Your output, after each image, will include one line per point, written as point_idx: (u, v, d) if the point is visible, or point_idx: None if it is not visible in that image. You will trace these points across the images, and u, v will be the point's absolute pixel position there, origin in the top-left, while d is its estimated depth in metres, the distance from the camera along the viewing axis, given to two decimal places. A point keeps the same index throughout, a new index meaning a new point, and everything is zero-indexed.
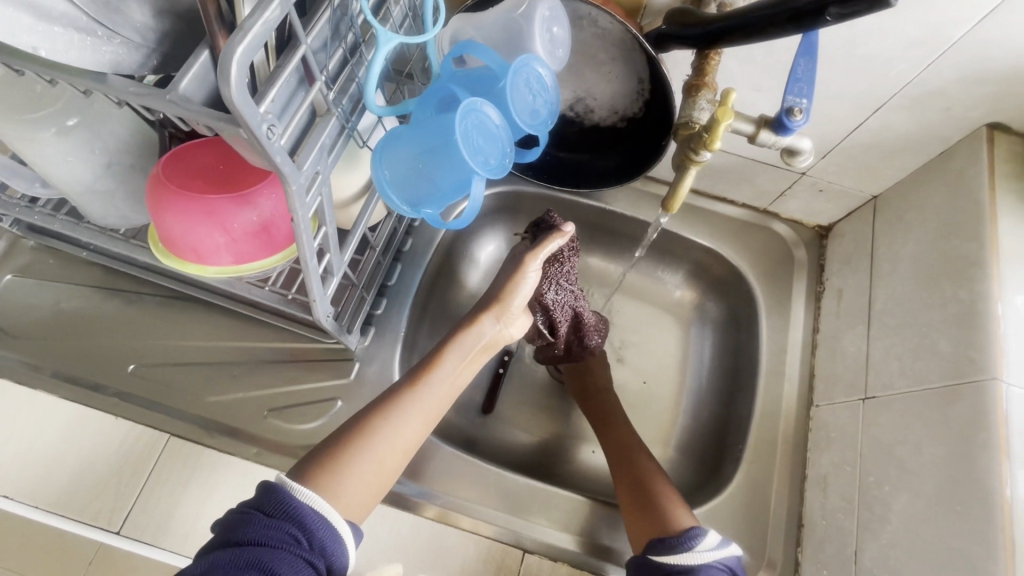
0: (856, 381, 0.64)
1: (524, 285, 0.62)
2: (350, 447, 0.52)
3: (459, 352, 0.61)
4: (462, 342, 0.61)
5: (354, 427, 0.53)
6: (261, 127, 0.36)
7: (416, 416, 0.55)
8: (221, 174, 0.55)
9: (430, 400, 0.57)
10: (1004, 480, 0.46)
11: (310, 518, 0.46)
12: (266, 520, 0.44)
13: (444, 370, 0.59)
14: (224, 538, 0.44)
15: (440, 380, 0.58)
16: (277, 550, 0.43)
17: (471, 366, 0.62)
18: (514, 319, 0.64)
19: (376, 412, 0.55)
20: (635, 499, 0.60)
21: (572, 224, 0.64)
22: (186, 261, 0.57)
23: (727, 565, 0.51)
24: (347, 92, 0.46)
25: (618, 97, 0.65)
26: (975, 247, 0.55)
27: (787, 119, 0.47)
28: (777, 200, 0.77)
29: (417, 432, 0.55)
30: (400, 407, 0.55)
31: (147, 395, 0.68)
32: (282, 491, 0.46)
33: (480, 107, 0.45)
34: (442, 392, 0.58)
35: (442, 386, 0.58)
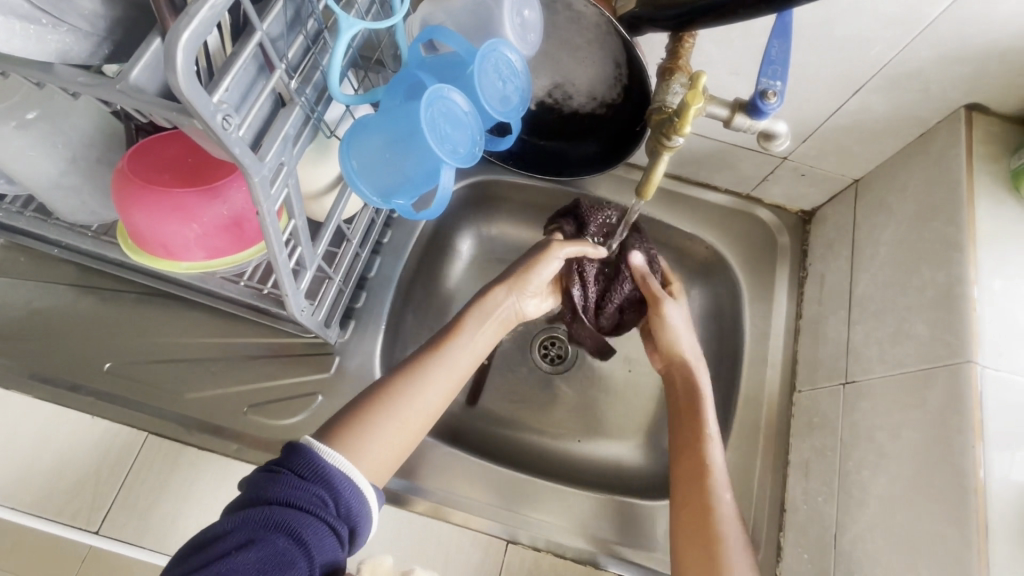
0: (837, 366, 0.64)
1: (547, 266, 0.66)
2: (375, 412, 0.54)
3: (478, 325, 0.63)
4: (481, 314, 0.64)
5: (378, 392, 0.56)
6: (215, 117, 0.34)
7: (439, 381, 0.58)
8: (189, 168, 0.54)
9: (453, 368, 0.60)
10: (979, 462, 0.46)
11: (337, 481, 0.47)
12: (297, 481, 0.45)
13: (464, 339, 0.62)
14: (250, 497, 0.44)
15: (462, 347, 0.61)
16: (304, 513, 0.44)
17: (491, 336, 0.64)
18: (531, 296, 0.67)
19: (400, 376, 0.57)
20: (685, 509, 0.58)
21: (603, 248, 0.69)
22: (157, 257, 0.56)
23: None
24: (310, 80, 0.45)
25: (596, 83, 0.64)
26: (952, 229, 0.54)
27: (760, 103, 0.46)
28: (759, 185, 0.76)
29: (441, 399, 0.58)
30: (423, 373, 0.58)
31: (125, 393, 0.67)
32: (309, 453, 0.47)
33: (447, 94, 0.44)
34: (464, 360, 0.61)
35: (465, 353, 0.61)
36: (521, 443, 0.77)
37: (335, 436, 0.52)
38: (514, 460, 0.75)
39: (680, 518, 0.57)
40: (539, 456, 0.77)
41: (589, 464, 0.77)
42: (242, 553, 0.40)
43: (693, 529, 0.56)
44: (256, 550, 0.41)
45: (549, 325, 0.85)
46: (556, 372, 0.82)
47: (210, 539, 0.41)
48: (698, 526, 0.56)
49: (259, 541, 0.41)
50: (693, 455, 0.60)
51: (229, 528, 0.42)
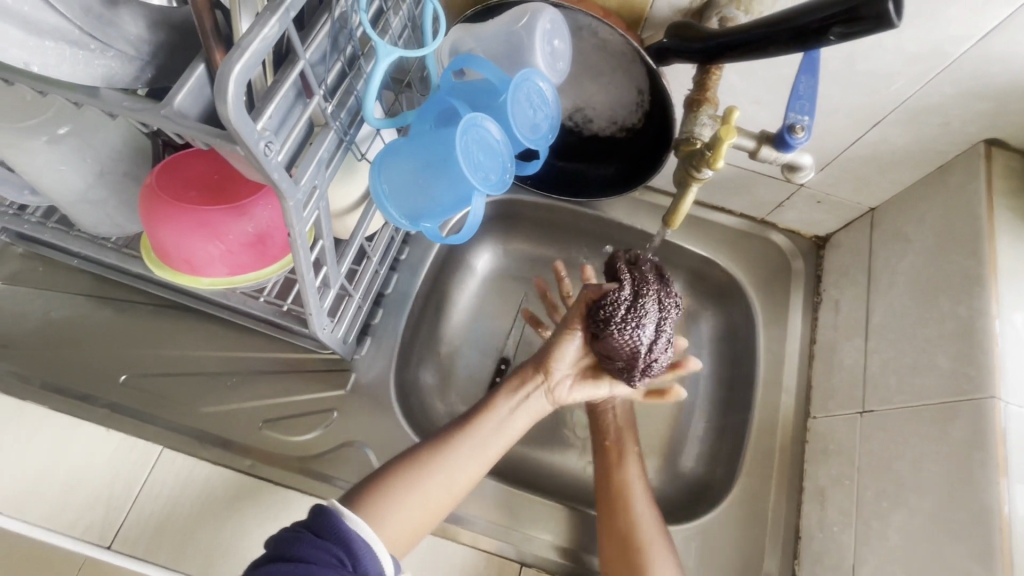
0: (853, 394, 0.64)
1: (567, 350, 0.66)
2: (406, 486, 0.55)
3: (507, 401, 0.64)
4: (511, 391, 0.65)
5: (407, 463, 0.57)
6: (258, 144, 0.35)
7: (468, 459, 0.59)
8: (216, 185, 0.54)
9: (480, 447, 0.60)
10: (1002, 497, 0.46)
11: (356, 544, 0.48)
12: (316, 540, 0.46)
13: (496, 419, 0.63)
14: (274, 553, 0.46)
15: (494, 426, 0.62)
16: (325, 569, 0.45)
17: (523, 414, 0.64)
18: (561, 384, 0.66)
19: (429, 450, 0.59)
20: (607, 521, 0.62)
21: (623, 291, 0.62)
22: (180, 273, 0.56)
23: None
24: (345, 105, 0.45)
25: (617, 108, 0.65)
26: (973, 263, 0.55)
27: (788, 136, 0.46)
28: (774, 210, 0.77)
29: (470, 474, 0.59)
30: (452, 447, 0.59)
31: (140, 406, 0.67)
32: (332, 515, 0.49)
33: (481, 123, 0.44)
34: (493, 440, 0.61)
35: (497, 434, 0.62)
36: (535, 462, 0.77)
37: (365, 509, 0.53)
38: (528, 480, 0.75)
39: (615, 534, 0.61)
40: (551, 477, 0.76)
41: None
42: None
43: (619, 545, 0.60)
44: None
45: None
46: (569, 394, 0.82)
47: None
48: (620, 535, 0.60)
49: None
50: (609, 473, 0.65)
51: None
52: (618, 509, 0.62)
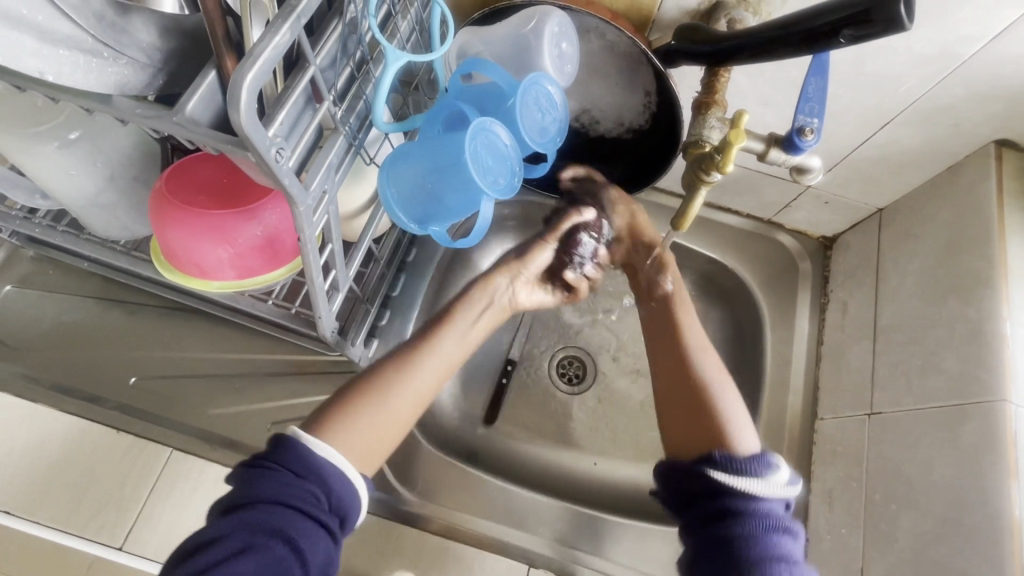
0: (861, 396, 0.64)
1: (540, 255, 0.69)
2: (364, 398, 0.50)
3: (467, 315, 0.61)
4: (469, 306, 0.62)
5: (367, 376, 0.52)
6: (269, 151, 0.35)
7: (430, 365, 0.55)
8: (224, 188, 0.55)
9: (441, 357, 0.56)
10: (1014, 501, 0.46)
11: (330, 475, 0.43)
12: (286, 481, 0.41)
13: (458, 329, 0.59)
14: (241, 494, 0.41)
15: (456, 336, 0.59)
16: (297, 514, 0.41)
17: (484, 321, 0.62)
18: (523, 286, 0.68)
19: (389, 360, 0.54)
20: (664, 381, 0.58)
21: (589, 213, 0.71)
22: (189, 276, 0.57)
23: (787, 498, 0.47)
24: (354, 110, 0.46)
25: (625, 108, 0.64)
26: (983, 265, 0.55)
27: (797, 139, 0.46)
28: (781, 211, 0.77)
29: (434, 381, 0.55)
30: (413, 354, 0.55)
31: (150, 408, 0.67)
32: (300, 446, 0.43)
33: (490, 127, 0.44)
34: (453, 347, 0.58)
35: (458, 343, 0.58)
36: (541, 464, 0.77)
37: (326, 421, 0.48)
38: (534, 482, 0.75)
39: (675, 428, 0.54)
40: (557, 477, 0.77)
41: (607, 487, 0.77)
42: (238, 561, 0.38)
43: (696, 434, 0.52)
44: (254, 557, 0.39)
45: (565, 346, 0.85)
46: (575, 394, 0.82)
47: (203, 545, 0.39)
48: (697, 418, 0.53)
49: (255, 548, 0.39)
50: (681, 356, 0.58)
51: (223, 533, 0.40)
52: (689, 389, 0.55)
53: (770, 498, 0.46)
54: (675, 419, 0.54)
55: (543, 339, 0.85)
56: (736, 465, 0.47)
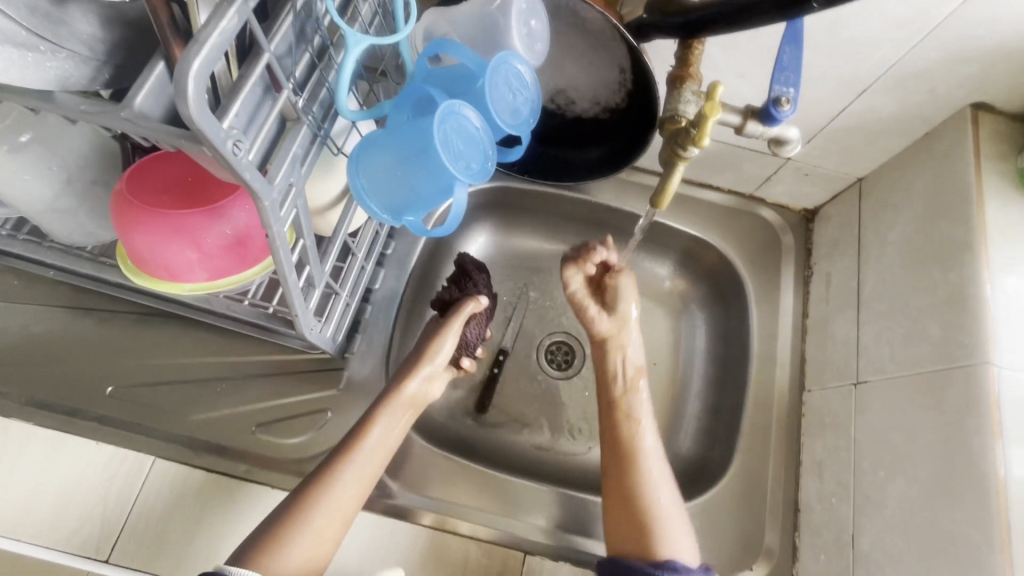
0: (847, 366, 0.64)
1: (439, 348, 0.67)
2: (288, 521, 0.55)
3: (389, 420, 0.62)
4: (391, 409, 0.62)
5: (295, 499, 0.56)
6: (226, 144, 0.33)
7: (350, 483, 0.57)
8: (189, 187, 0.53)
9: (361, 468, 0.59)
10: (999, 460, 0.46)
11: None
12: None
13: (374, 434, 0.61)
14: None
15: (372, 446, 0.60)
16: None
17: (399, 419, 0.63)
18: (435, 377, 0.67)
19: (311, 484, 0.57)
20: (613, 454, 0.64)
21: (487, 296, 0.71)
22: (158, 280, 0.55)
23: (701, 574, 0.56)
24: (317, 98, 0.44)
25: (600, 88, 0.64)
26: (962, 230, 0.54)
27: (773, 110, 0.45)
28: (762, 185, 0.77)
29: (356, 495, 0.58)
30: (334, 476, 0.57)
31: (130, 417, 0.65)
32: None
33: (459, 110, 0.42)
34: (373, 460, 0.60)
35: (375, 451, 0.60)
36: (534, 450, 0.77)
37: (256, 553, 0.52)
38: (528, 469, 0.75)
39: (619, 524, 0.60)
40: (549, 463, 0.76)
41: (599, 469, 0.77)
42: None
43: (630, 540, 0.58)
44: None
45: (555, 331, 0.84)
46: (564, 379, 0.82)
47: None
48: (633, 528, 0.59)
49: None
50: (627, 463, 0.62)
51: None
52: (630, 499, 0.60)
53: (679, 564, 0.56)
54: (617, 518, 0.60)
55: (530, 325, 0.84)
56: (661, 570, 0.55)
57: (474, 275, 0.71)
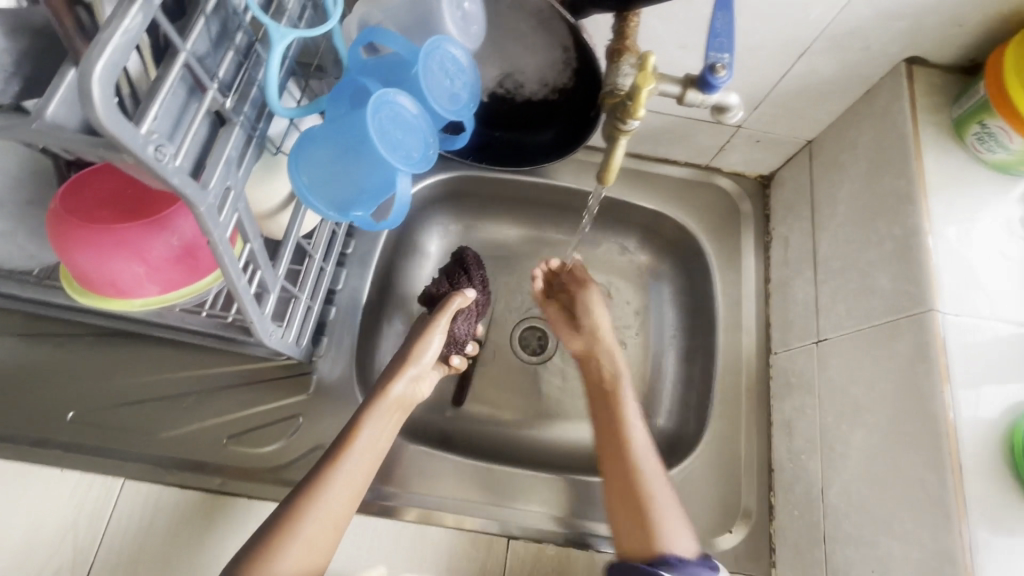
0: (808, 325, 0.66)
1: (427, 346, 0.65)
2: (278, 534, 0.52)
3: (378, 423, 0.60)
4: (378, 412, 0.60)
5: (286, 512, 0.54)
6: (147, 149, 0.32)
7: (342, 490, 0.55)
8: (129, 200, 0.51)
9: (351, 475, 0.57)
10: (947, 404, 0.46)
11: None
12: None
13: (364, 438, 0.59)
14: None
15: (362, 450, 0.58)
16: None
17: (391, 421, 0.61)
18: (423, 376, 0.65)
19: (302, 495, 0.54)
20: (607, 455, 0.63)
21: (473, 288, 0.69)
22: (106, 298, 0.53)
23: (708, 563, 0.54)
24: (249, 97, 0.43)
25: (546, 69, 0.63)
26: (903, 182, 0.55)
27: (710, 77, 0.45)
28: (717, 155, 0.78)
29: (349, 501, 0.56)
30: (325, 485, 0.55)
31: (96, 441, 0.64)
32: None
33: (394, 98, 0.41)
34: (364, 464, 0.58)
35: (365, 455, 0.58)
36: (514, 435, 0.77)
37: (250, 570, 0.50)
38: (509, 455, 0.75)
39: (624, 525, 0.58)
40: (530, 447, 0.77)
41: (580, 448, 0.77)
42: None
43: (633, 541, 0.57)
44: None
45: (528, 316, 0.84)
46: (539, 362, 0.82)
47: None
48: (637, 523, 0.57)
49: None
50: (625, 465, 0.61)
51: None
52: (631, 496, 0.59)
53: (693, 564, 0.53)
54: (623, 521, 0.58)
55: (502, 313, 0.84)
56: (677, 562, 0.53)
57: (470, 272, 0.71)
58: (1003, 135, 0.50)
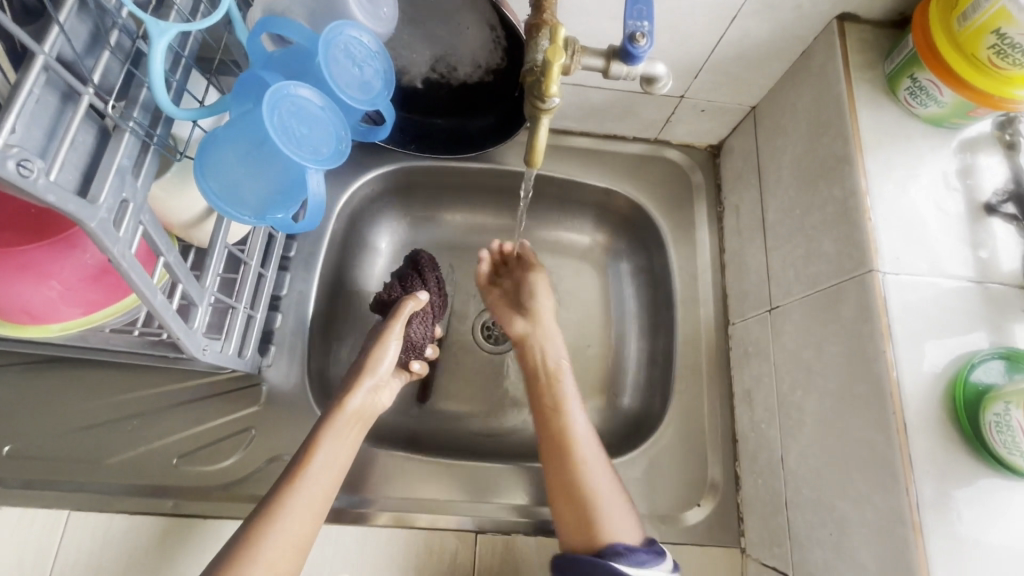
0: (762, 294, 0.65)
1: (383, 352, 0.64)
2: (233, 561, 0.49)
3: (336, 440, 0.58)
4: (336, 426, 0.58)
5: (240, 539, 0.50)
6: (5, 165, 0.29)
7: (301, 511, 0.53)
8: (34, 220, 0.46)
9: (310, 496, 0.54)
10: (891, 364, 0.46)
11: None
12: None
13: (322, 455, 0.56)
14: None
15: (321, 467, 0.56)
16: None
17: (351, 435, 0.59)
18: (383, 385, 0.63)
19: (256, 520, 0.52)
20: (546, 453, 0.61)
21: (427, 290, 0.67)
22: (21, 325, 0.50)
23: (658, 550, 0.54)
24: (139, 101, 0.39)
25: (478, 50, 0.61)
26: (841, 143, 0.54)
27: (630, 47, 0.43)
28: (665, 127, 0.76)
29: (309, 522, 0.53)
30: (281, 508, 0.52)
31: (36, 474, 0.61)
32: None
33: (293, 91, 0.39)
34: (324, 482, 0.55)
35: (325, 472, 0.55)
36: (481, 428, 0.76)
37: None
38: (476, 448, 0.74)
39: (569, 522, 0.56)
40: (496, 437, 0.76)
41: None
42: None
43: (579, 528, 0.55)
44: None
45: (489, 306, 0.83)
46: (501, 352, 0.80)
47: None
48: (579, 519, 0.56)
49: None
50: (563, 455, 0.59)
51: None
52: (572, 486, 0.57)
53: (648, 560, 0.52)
54: (564, 511, 0.57)
55: (461, 304, 0.82)
56: (634, 557, 0.52)
57: (423, 274, 0.71)
58: (932, 88, 0.49)
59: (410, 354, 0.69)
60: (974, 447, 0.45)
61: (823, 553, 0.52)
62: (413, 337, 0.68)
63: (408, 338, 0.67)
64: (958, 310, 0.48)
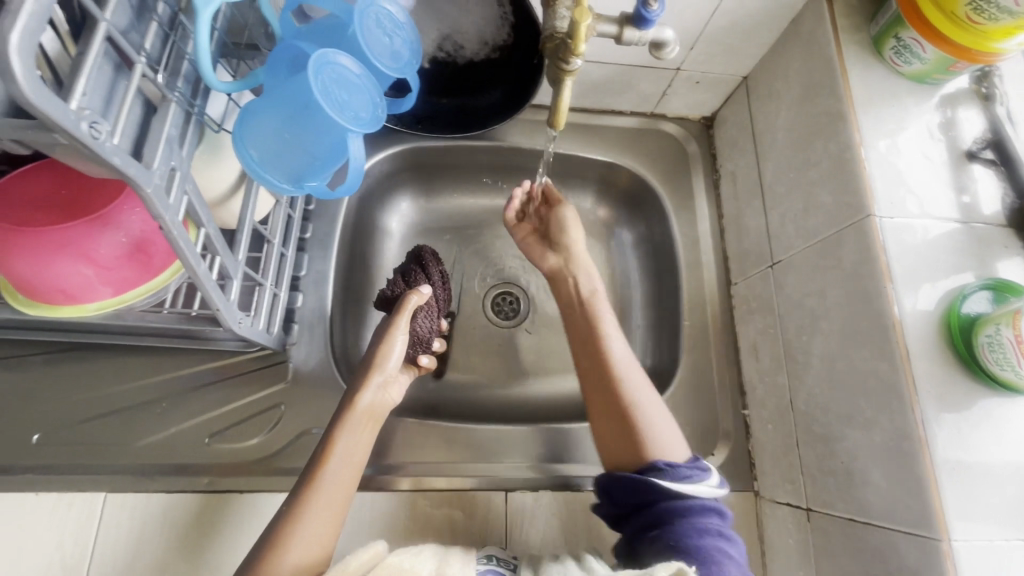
0: (763, 252, 0.69)
1: (391, 349, 0.64)
2: (264, 558, 0.50)
3: (350, 438, 0.58)
4: (350, 424, 0.59)
5: (265, 538, 0.51)
6: (80, 126, 0.31)
7: (323, 507, 0.54)
8: (67, 199, 0.47)
9: (332, 490, 0.55)
10: (892, 300, 0.50)
11: None
12: None
13: (337, 455, 0.57)
14: None
15: (337, 465, 0.57)
16: None
17: (366, 434, 0.60)
18: (392, 382, 0.65)
19: (282, 519, 0.52)
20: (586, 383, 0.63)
21: (428, 285, 0.69)
22: (57, 306, 0.51)
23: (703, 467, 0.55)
24: (180, 72, 0.41)
25: (484, 27, 0.64)
26: (834, 101, 0.58)
27: (644, 11, 0.46)
28: (661, 100, 0.80)
29: (335, 514, 0.54)
30: (304, 506, 0.53)
31: (69, 459, 0.62)
32: None
33: (333, 58, 0.41)
34: (343, 478, 0.56)
35: (343, 467, 0.57)
36: (500, 398, 0.79)
37: None
38: (496, 416, 0.77)
39: (606, 435, 0.59)
40: (514, 404, 0.78)
41: (564, 399, 0.79)
42: None
43: (623, 447, 0.58)
44: None
45: (499, 282, 0.85)
46: (513, 325, 0.83)
47: None
48: (623, 436, 0.58)
49: None
50: (607, 387, 0.61)
51: None
52: (618, 406, 0.59)
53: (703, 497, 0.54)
54: (609, 427, 0.59)
55: (471, 281, 0.85)
56: (684, 476, 0.54)
57: (427, 268, 0.71)
58: (916, 46, 0.54)
59: (420, 349, 0.69)
60: (970, 369, 0.49)
61: (834, 481, 0.56)
62: (421, 333, 0.69)
63: (414, 334, 0.68)
64: (949, 248, 0.52)
